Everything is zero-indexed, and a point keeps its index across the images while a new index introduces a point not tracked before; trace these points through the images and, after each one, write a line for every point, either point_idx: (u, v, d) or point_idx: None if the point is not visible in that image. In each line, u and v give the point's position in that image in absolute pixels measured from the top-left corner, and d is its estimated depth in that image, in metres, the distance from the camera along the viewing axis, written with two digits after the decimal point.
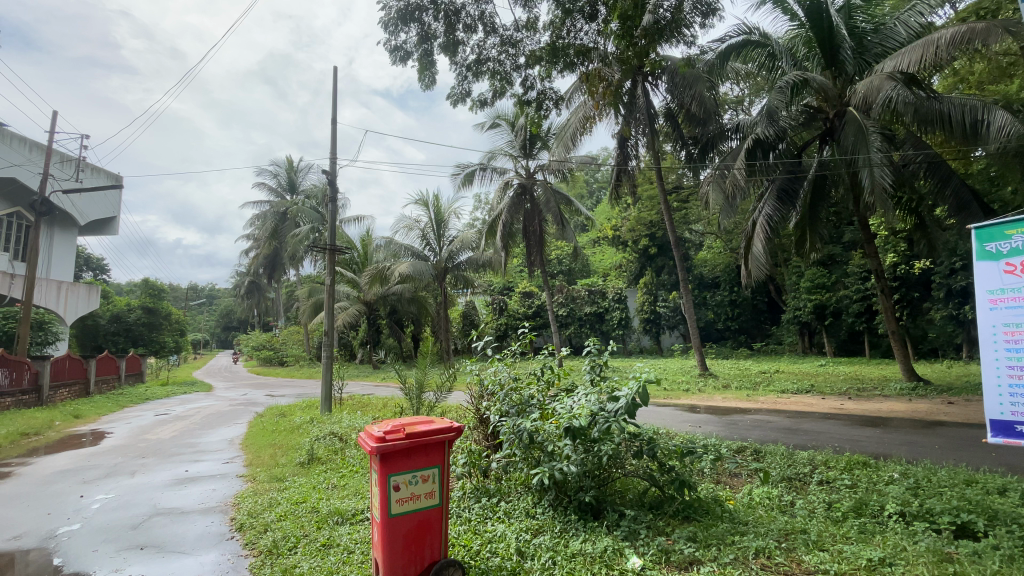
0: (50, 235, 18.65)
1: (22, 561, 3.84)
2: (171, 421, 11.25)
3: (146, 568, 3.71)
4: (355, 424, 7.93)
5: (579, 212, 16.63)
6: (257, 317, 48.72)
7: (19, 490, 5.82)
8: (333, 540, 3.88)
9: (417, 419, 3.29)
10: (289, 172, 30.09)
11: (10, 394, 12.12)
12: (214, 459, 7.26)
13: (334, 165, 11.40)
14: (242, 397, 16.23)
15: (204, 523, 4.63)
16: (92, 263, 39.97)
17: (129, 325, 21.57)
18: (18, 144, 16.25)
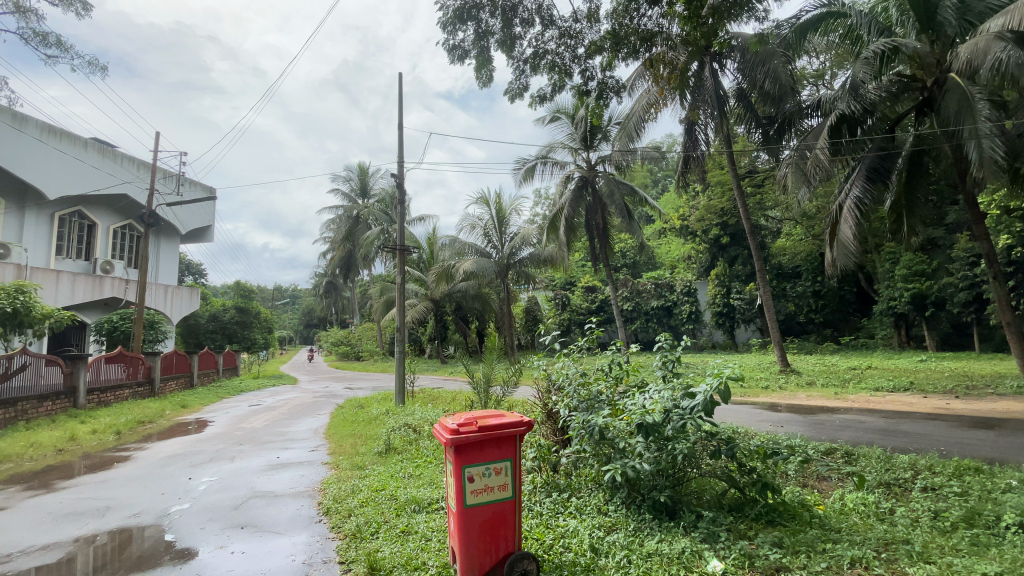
0: (157, 244, 20.85)
1: (140, 536, 4.32)
2: (262, 411, 12.24)
3: (247, 545, 4.06)
4: (427, 416, 8.21)
5: (644, 203, 16.15)
6: (334, 315, 51.82)
7: (139, 472, 6.58)
8: (412, 527, 4.03)
9: (488, 412, 3.35)
10: (361, 176, 31.74)
11: (129, 386, 13.71)
12: (301, 447, 7.81)
13: (401, 168, 11.83)
14: (323, 389, 17.37)
15: (295, 506, 4.99)
16: (193, 268, 44.59)
17: (225, 324, 23.71)
18: (128, 163, 18.45)
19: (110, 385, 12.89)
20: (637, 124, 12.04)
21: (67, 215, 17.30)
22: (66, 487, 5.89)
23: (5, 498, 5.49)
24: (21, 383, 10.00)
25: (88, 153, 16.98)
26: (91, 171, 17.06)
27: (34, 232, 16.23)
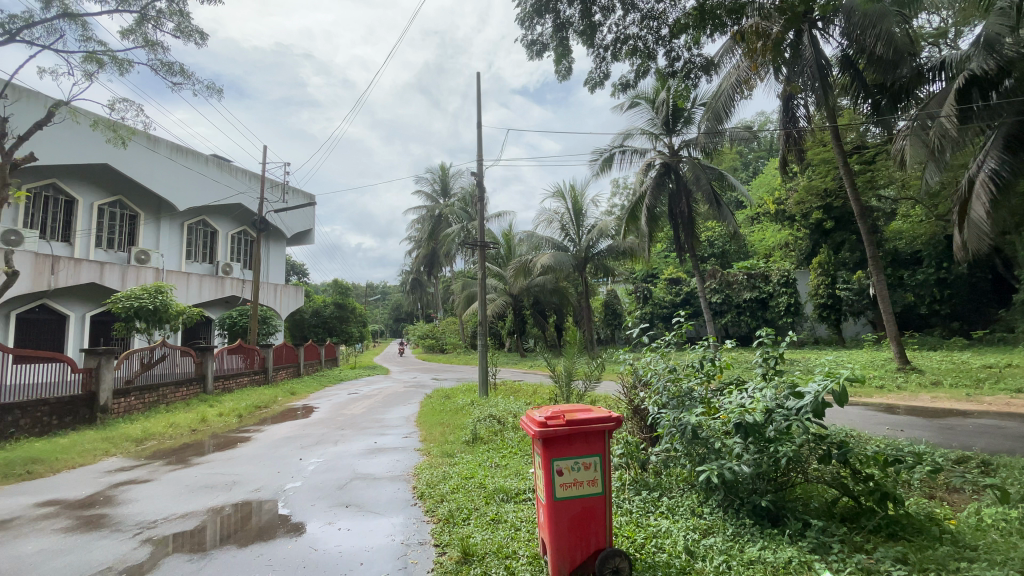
0: (267, 247, 23.12)
1: (261, 509, 4.85)
2: (360, 399, 13.15)
3: (351, 523, 4.40)
4: (511, 408, 8.35)
5: (733, 188, 15.14)
6: (419, 309, 54.34)
7: (259, 452, 7.38)
8: (501, 516, 4.14)
9: (575, 407, 3.32)
10: (443, 176, 32.94)
11: (248, 374, 15.39)
12: (395, 434, 8.29)
13: (480, 166, 12.11)
14: (412, 380, 18.33)
15: (393, 489, 5.33)
16: (297, 268, 49.04)
17: (325, 318, 25.76)
18: (241, 175, 20.60)
19: (232, 373, 14.54)
20: (724, 104, 11.33)
21: (194, 224, 19.66)
22: (199, 463, 6.73)
23: (153, 471, 6.38)
24: (162, 371, 11.57)
25: (209, 168, 19.18)
26: (212, 183, 19.25)
27: (168, 239, 18.63)
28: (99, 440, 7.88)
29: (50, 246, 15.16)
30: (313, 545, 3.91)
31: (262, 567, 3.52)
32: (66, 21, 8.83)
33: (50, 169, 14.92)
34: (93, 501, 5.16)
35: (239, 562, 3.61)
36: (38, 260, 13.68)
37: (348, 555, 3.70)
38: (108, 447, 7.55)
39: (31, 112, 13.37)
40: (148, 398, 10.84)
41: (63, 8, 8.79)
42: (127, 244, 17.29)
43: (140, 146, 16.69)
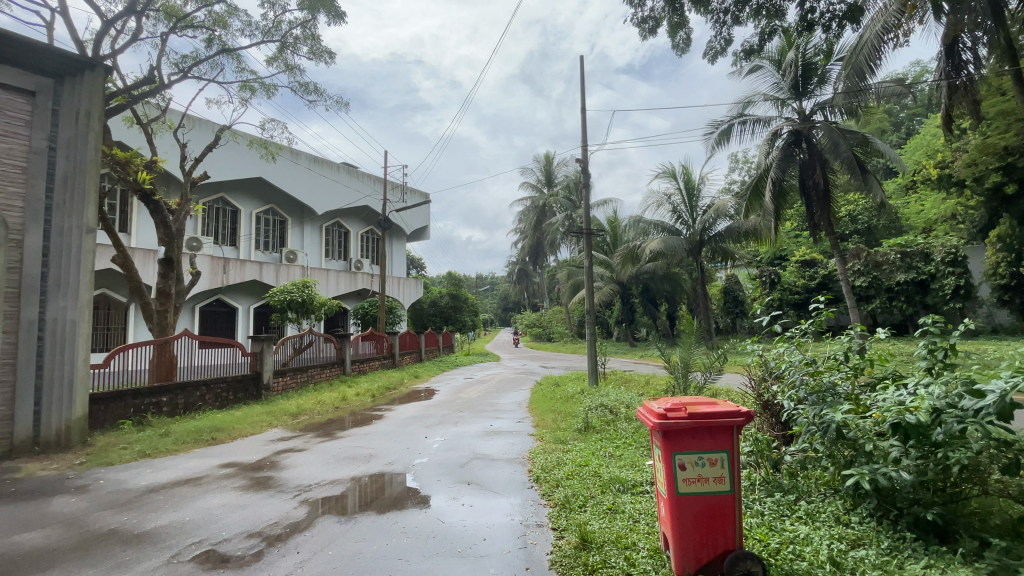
0: (390, 243, 25.19)
1: (394, 480, 5.36)
2: (475, 384, 13.84)
3: (473, 499, 4.68)
4: (623, 398, 8.19)
5: (881, 153, 13.09)
6: (526, 300, 55.33)
7: (390, 429, 8.14)
8: (618, 506, 4.09)
9: (699, 400, 3.16)
10: (547, 165, 33.03)
11: (378, 359, 17.00)
12: (510, 418, 8.59)
13: (586, 152, 11.92)
14: (523, 367, 18.81)
15: (510, 470, 5.55)
16: (414, 262, 52.83)
17: (441, 308, 27.40)
18: (366, 179, 22.64)
19: (365, 358, 16.16)
20: (867, 58, 9.79)
21: (329, 226, 22.07)
22: (341, 437, 7.60)
23: (305, 442, 7.36)
24: (310, 355, 13.25)
25: (340, 175, 21.35)
26: (343, 188, 21.42)
27: (310, 240, 21.14)
28: (264, 413, 9.28)
29: (222, 250, 18.06)
30: (441, 517, 4.22)
31: (398, 533, 3.89)
32: (225, 55, 10.37)
33: (219, 185, 17.71)
34: (261, 465, 6.09)
35: (380, 527, 4.04)
36: (213, 262, 16.39)
37: (472, 530, 3.93)
38: (270, 420, 8.85)
39: (203, 137, 15.97)
40: (299, 379, 12.50)
41: (222, 45, 10.34)
42: (278, 245, 19.95)
43: (285, 159, 19.11)
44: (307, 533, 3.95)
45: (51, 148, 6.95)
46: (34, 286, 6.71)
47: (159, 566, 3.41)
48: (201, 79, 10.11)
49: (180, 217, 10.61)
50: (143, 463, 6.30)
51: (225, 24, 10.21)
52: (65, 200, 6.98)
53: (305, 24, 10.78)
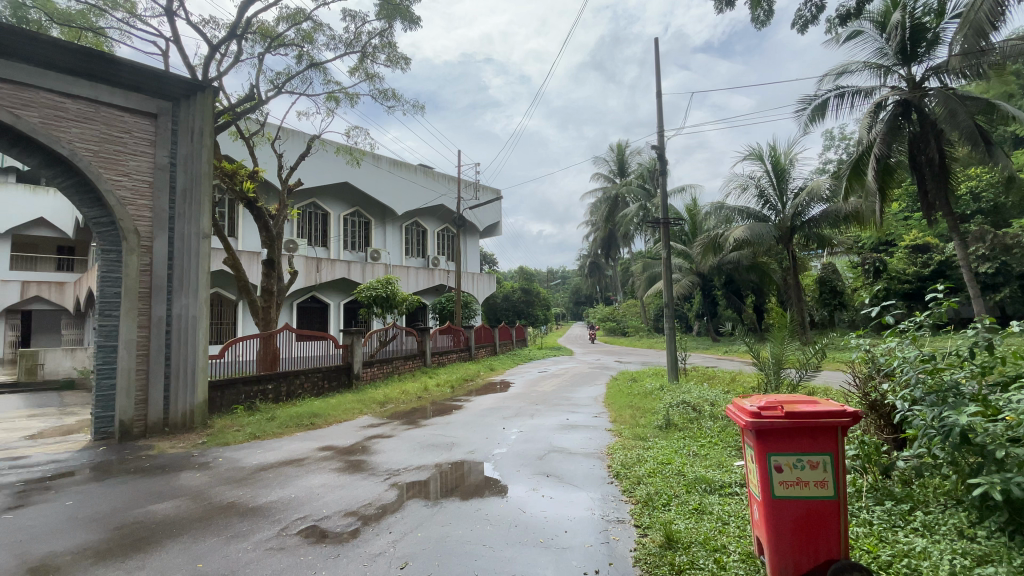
0: (465, 240, 25.86)
1: (475, 469, 5.53)
2: (550, 378, 13.89)
3: (553, 492, 4.71)
4: (706, 395, 7.82)
5: (1012, 120, 11.34)
6: (599, 293, 54.46)
7: (469, 419, 8.39)
8: (705, 507, 3.93)
9: (797, 398, 2.95)
10: (620, 155, 32.19)
11: (456, 352, 17.58)
12: (586, 412, 8.52)
13: (662, 138, 11.45)
14: (598, 362, 18.58)
15: (588, 465, 5.51)
16: (487, 258, 53.80)
17: (515, 303, 27.70)
18: (441, 178, 23.42)
19: (443, 351, 16.76)
20: (989, 14, 8.56)
21: (409, 225, 23.08)
22: (425, 425, 7.96)
23: (392, 429, 7.79)
24: (394, 348, 13.98)
25: (417, 176, 22.25)
26: (420, 188, 22.32)
27: (391, 239, 22.24)
28: (354, 401, 9.95)
29: (315, 250, 19.50)
30: (522, 507, 4.29)
31: (482, 520, 4.01)
32: (313, 69, 11.16)
33: (311, 190, 19.13)
34: (354, 449, 6.54)
35: (464, 513, 4.20)
36: (307, 262, 17.76)
37: (554, 522, 3.97)
38: (360, 407, 9.47)
39: (296, 146, 17.33)
40: (385, 370, 13.24)
41: (310, 60, 11.12)
42: (363, 245, 21.20)
43: (368, 164, 20.25)
44: (398, 515, 4.19)
45: (171, 164, 7.88)
46: (163, 285, 7.66)
47: (271, 538, 3.78)
48: (293, 93, 10.96)
49: (279, 221, 11.60)
50: (253, 444, 7.00)
51: (312, 39, 10.96)
52: (184, 209, 7.88)
53: (382, 33, 11.30)
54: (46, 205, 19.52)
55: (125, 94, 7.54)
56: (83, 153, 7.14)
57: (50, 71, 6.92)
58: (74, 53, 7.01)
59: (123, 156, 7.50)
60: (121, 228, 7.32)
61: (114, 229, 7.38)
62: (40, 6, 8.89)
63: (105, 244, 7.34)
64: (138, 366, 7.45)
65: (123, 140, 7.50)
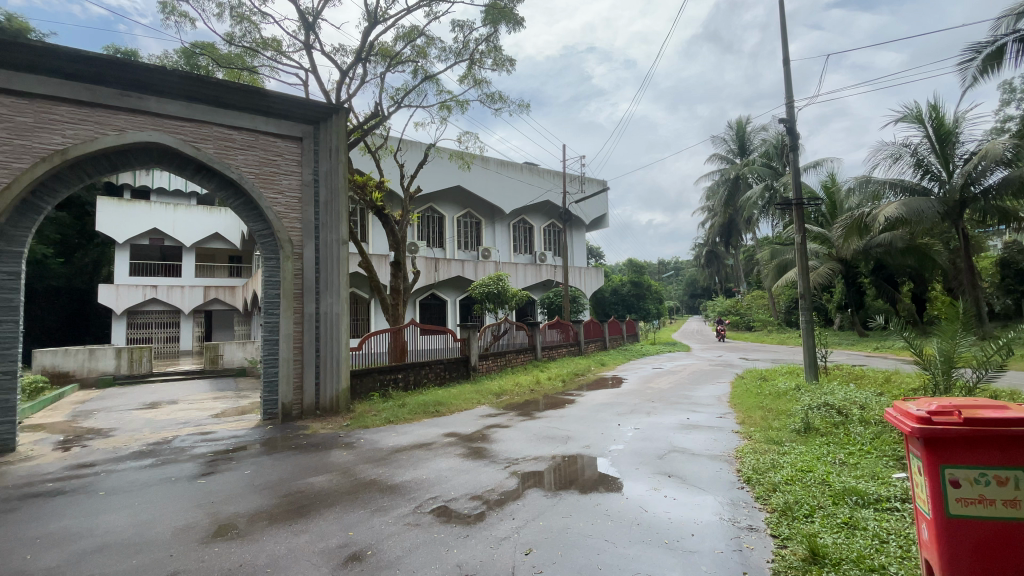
0: (572, 235, 25.78)
1: (593, 464, 5.51)
2: (667, 374, 13.33)
3: (676, 493, 4.53)
4: (854, 397, 6.93)
5: None
6: (718, 283, 50.79)
7: (584, 413, 8.39)
8: (857, 521, 3.51)
9: (978, 402, 2.50)
10: (740, 133, 29.65)
11: (566, 346, 17.66)
12: (709, 412, 8.03)
13: (791, 109, 10.31)
14: (718, 358, 17.42)
15: (715, 467, 5.19)
16: (594, 251, 53.11)
17: (624, 297, 27.01)
18: (547, 175, 23.66)
19: (553, 345, 16.93)
20: None
21: (517, 223, 23.62)
22: (540, 418, 8.14)
23: (508, 420, 8.08)
24: (507, 342, 14.46)
25: (523, 174, 22.73)
26: (526, 186, 22.77)
27: (501, 237, 22.95)
28: (473, 392, 10.48)
29: (433, 251, 20.81)
30: (643, 506, 4.20)
31: (603, 514, 4.01)
32: (427, 82, 11.93)
33: (428, 195, 20.45)
34: (475, 437, 6.91)
35: (584, 506, 4.22)
36: (427, 262, 19.05)
37: (679, 524, 3.82)
38: (478, 398, 9.96)
39: (415, 155, 18.63)
40: (499, 363, 13.75)
41: (424, 73, 11.90)
42: (475, 244, 22.17)
43: (478, 166, 21.13)
44: (519, 502, 4.36)
45: (315, 181, 8.98)
46: (312, 287, 8.74)
47: (408, 514, 4.16)
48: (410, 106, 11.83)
49: (402, 226, 12.61)
50: (387, 428, 7.74)
51: (425, 53, 11.71)
52: (326, 219, 8.95)
53: (489, 39, 11.69)
54: (219, 222, 23.49)
55: (278, 122, 8.74)
56: (248, 176, 8.41)
57: (222, 109, 8.24)
58: (238, 92, 8.27)
59: (277, 176, 8.69)
60: (279, 238, 8.51)
61: (273, 239, 8.58)
62: (209, 53, 10.60)
63: (267, 253, 8.57)
64: (295, 357, 8.59)
65: (277, 162, 8.71)
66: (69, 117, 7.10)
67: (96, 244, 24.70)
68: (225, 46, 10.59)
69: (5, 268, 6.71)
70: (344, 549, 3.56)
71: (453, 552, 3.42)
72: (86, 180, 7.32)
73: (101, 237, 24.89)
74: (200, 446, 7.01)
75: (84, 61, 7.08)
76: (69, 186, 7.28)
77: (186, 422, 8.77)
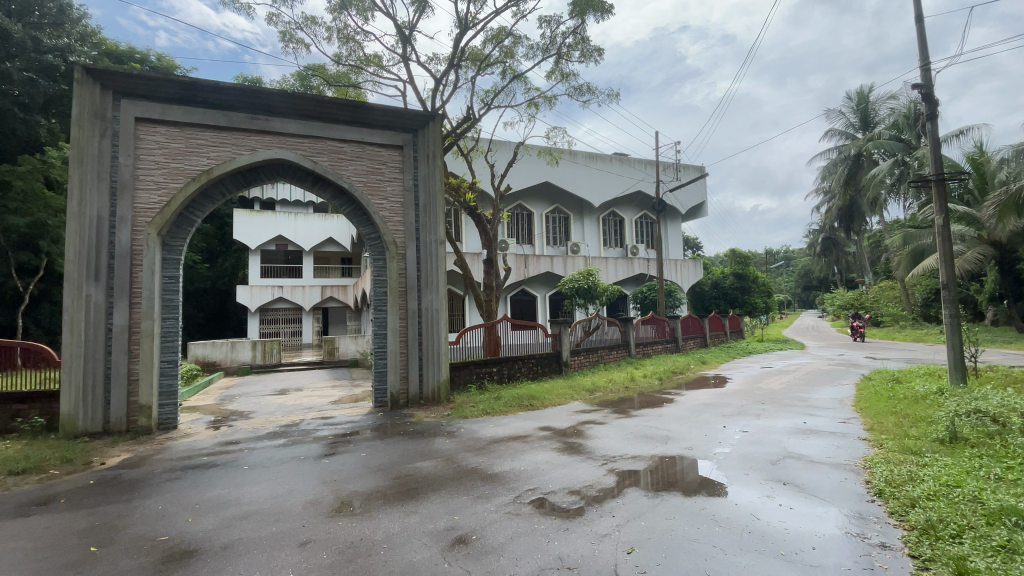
0: (666, 226, 24.69)
1: (696, 467, 5.27)
2: (777, 374, 12.31)
3: (793, 502, 4.18)
4: (1016, 403, 5.90)
5: None
6: (837, 274, 45.72)
7: (684, 413, 8.04)
8: (1020, 546, 3.00)
9: None
10: (862, 104, 26.39)
11: (661, 343, 17.01)
12: (829, 416, 7.30)
13: (927, 72, 8.96)
14: (839, 357, 15.72)
15: (838, 477, 4.72)
16: (692, 242, 50.45)
17: (726, 290, 25.36)
18: (638, 165, 22.90)
19: (648, 342, 16.41)
20: None
21: (607, 216, 23.16)
22: (636, 415, 7.95)
23: (603, 417, 7.99)
24: (598, 337, 14.27)
25: (613, 165, 22.22)
26: (616, 177, 22.25)
27: (591, 232, 22.65)
28: (566, 387, 10.50)
29: (523, 248, 21.12)
30: (755, 514, 3.94)
31: (709, 519, 3.83)
32: (515, 81, 12.13)
33: (518, 193, 20.78)
34: (570, 432, 6.94)
35: (688, 509, 4.06)
36: (517, 258, 19.41)
37: (797, 535, 3.53)
38: (572, 393, 9.96)
39: (505, 154, 19.03)
40: (591, 358, 13.64)
41: (513, 72, 12.10)
42: (564, 239, 22.11)
43: (567, 161, 21.04)
44: (619, 500, 4.31)
45: (415, 185, 9.57)
46: (414, 285, 9.31)
47: (508, 503, 4.31)
48: (499, 106, 12.11)
49: (493, 224, 12.94)
50: (484, 419, 8.04)
51: (513, 53, 11.89)
52: (425, 221, 9.50)
53: (576, 31, 11.57)
54: (333, 227, 25.73)
55: (381, 132, 9.41)
56: (358, 184, 9.16)
57: (334, 124, 9.06)
58: (347, 107, 9.03)
59: (382, 183, 9.37)
60: (385, 240, 9.18)
61: (380, 242, 9.28)
62: (321, 74, 11.68)
63: (374, 254, 9.29)
64: (401, 350, 9.22)
65: (382, 170, 9.38)
66: (213, 141, 8.23)
67: (233, 250, 28.40)
68: (334, 66, 11.61)
69: (168, 273, 7.96)
70: (450, 532, 3.77)
71: (554, 544, 3.48)
72: (226, 195, 8.45)
73: (238, 245, 28.55)
74: (321, 429, 7.81)
75: (222, 90, 8.15)
76: (214, 201, 8.44)
77: (309, 408, 9.82)
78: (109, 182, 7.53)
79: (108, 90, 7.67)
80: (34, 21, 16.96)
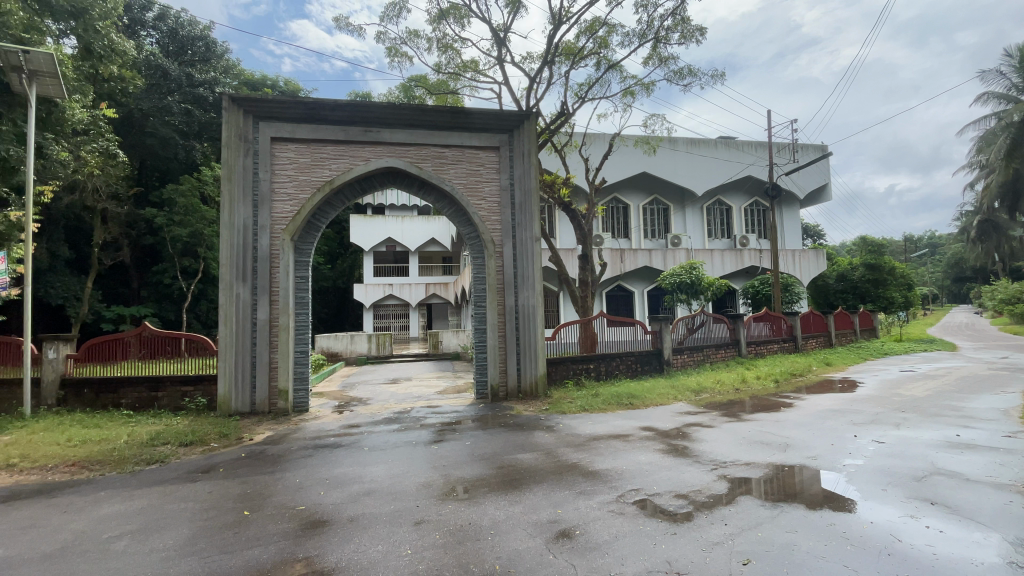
0: (781, 212, 22.57)
1: (819, 479, 4.78)
2: (922, 379, 10.70)
3: (943, 525, 3.63)
4: None
5: None
6: (1002, 261, 38.52)
7: (804, 419, 7.34)
8: None
9: None
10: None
11: (777, 342, 15.61)
12: (992, 430, 6.21)
13: None
14: (1005, 361, 13.25)
15: (1004, 500, 4.00)
16: (812, 232, 45.75)
17: (855, 284, 22.55)
18: (746, 148, 21.21)
19: (761, 340, 15.16)
20: None
21: (712, 205, 21.76)
22: (748, 420, 7.41)
23: (711, 419, 7.56)
24: (704, 335, 13.47)
25: (718, 150, 20.81)
26: (721, 163, 20.82)
27: (693, 222, 21.46)
28: (669, 387, 10.08)
29: (620, 242, 20.62)
30: (895, 535, 3.49)
31: (838, 537, 3.47)
32: (611, 71, 11.85)
33: (614, 186, 20.30)
34: (673, 434, 6.67)
35: (811, 523, 3.72)
36: (613, 253, 19.00)
37: (948, 563, 3.07)
38: (675, 393, 9.54)
39: (599, 147, 18.73)
40: (696, 357, 12.95)
41: (608, 62, 11.83)
42: (664, 232, 21.19)
43: (666, 150, 20.13)
44: (731, 508, 4.07)
45: (511, 185, 9.79)
46: (512, 282, 9.54)
47: (611, 501, 4.27)
48: (593, 99, 11.93)
49: (589, 219, 12.79)
50: (584, 416, 8.01)
51: (607, 43, 11.62)
52: (522, 219, 9.67)
53: (675, 12, 11.02)
54: (435, 228, 27.13)
55: (479, 135, 9.75)
56: (458, 186, 9.59)
57: (436, 131, 9.56)
58: (448, 114, 9.47)
59: (480, 184, 9.71)
60: (484, 239, 9.51)
61: (479, 240, 9.63)
62: (423, 84, 12.38)
63: (474, 253, 9.68)
64: (500, 345, 9.51)
65: (480, 172, 9.72)
66: (333, 154, 9.11)
67: (350, 252, 31.23)
68: (435, 75, 12.24)
69: (299, 274, 8.96)
70: (554, 525, 3.83)
71: (661, 547, 3.39)
72: (345, 203, 9.32)
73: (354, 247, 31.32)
74: (429, 417, 8.33)
75: (339, 107, 8.99)
76: (335, 208, 9.33)
77: (418, 397, 10.51)
78: (252, 196, 8.66)
79: (249, 115, 8.81)
80: (189, 59, 20.63)
